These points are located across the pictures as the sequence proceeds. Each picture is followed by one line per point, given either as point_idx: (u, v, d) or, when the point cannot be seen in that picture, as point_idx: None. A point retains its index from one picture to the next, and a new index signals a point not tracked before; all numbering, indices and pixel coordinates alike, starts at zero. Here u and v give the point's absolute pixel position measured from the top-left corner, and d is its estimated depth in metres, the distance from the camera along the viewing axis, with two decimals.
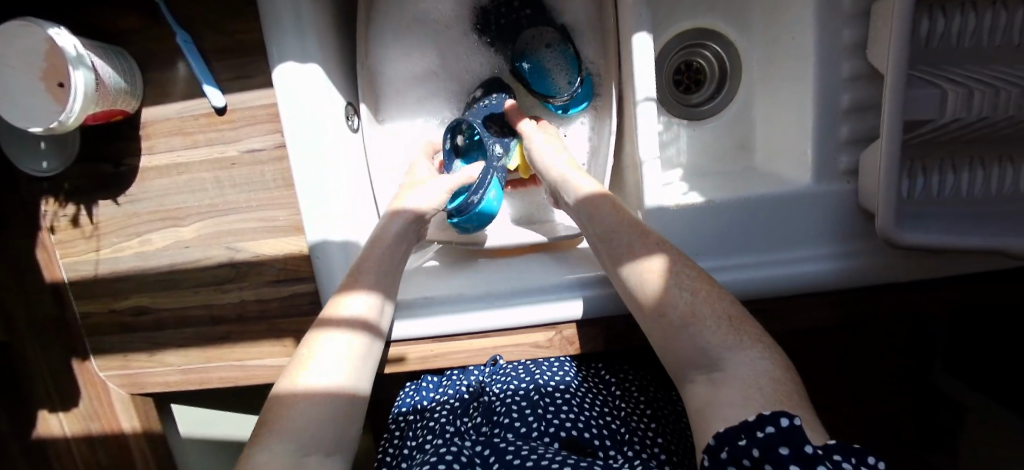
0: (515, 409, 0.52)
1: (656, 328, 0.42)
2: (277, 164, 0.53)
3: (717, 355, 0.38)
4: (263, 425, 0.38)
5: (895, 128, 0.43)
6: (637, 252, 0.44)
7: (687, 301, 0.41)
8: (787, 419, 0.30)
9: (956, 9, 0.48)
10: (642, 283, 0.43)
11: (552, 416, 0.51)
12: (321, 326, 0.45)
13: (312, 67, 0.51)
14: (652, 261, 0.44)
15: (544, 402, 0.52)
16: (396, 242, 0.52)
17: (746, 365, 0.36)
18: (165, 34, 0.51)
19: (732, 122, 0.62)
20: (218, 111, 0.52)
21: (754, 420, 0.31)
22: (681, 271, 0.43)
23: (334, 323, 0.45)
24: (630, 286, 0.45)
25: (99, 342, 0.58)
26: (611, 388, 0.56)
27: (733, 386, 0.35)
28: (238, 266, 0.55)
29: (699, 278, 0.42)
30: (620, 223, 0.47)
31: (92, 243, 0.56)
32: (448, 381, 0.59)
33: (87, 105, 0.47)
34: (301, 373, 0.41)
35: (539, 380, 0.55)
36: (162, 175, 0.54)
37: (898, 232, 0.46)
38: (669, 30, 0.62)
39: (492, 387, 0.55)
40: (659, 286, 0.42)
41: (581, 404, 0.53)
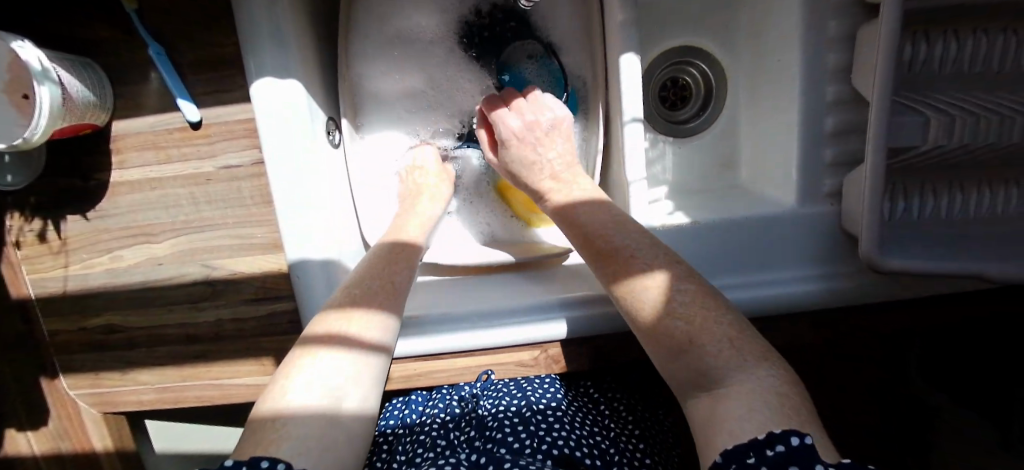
0: (507, 426, 0.52)
1: (662, 356, 0.39)
2: (255, 180, 0.52)
3: (726, 380, 0.35)
4: (252, 446, 0.32)
5: (879, 154, 0.43)
6: (636, 274, 0.41)
7: (683, 329, 0.38)
8: (798, 437, 0.28)
9: (939, 37, 0.48)
10: (642, 312, 0.40)
11: (544, 433, 0.51)
12: (308, 343, 0.40)
13: (291, 82, 0.49)
14: (646, 293, 0.40)
15: (536, 419, 0.52)
16: (385, 263, 0.49)
17: (752, 385, 0.34)
18: (136, 45, 0.49)
19: (717, 140, 0.62)
20: (193, 125, 0.51)
21: (762, 438, 0.29)
22: (670, 297, 0.39)
23: (328, 339, 0.40)
24: (630, 305, 0.41)
25: (69, 361, 0.56)
26: (600, 408, 0.56)
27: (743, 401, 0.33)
28: (215, 284, 0.54)
29: (693, 298, 0.39)
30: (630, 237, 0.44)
31: (60, 259, 0.54)
32: (437, 396, 0.59)
33: (53, 121, 0.44)
34: (288, 391, 0.36)
35: (532, 398, 0.55)
36: (134, 190, 0.52)
37: (880, 257, 0.46)
38: (656, 48, 0.61)
39: (484, 402, 0.55)
40: (659, 316, 0.39)
41: (573, 422, 0.53)
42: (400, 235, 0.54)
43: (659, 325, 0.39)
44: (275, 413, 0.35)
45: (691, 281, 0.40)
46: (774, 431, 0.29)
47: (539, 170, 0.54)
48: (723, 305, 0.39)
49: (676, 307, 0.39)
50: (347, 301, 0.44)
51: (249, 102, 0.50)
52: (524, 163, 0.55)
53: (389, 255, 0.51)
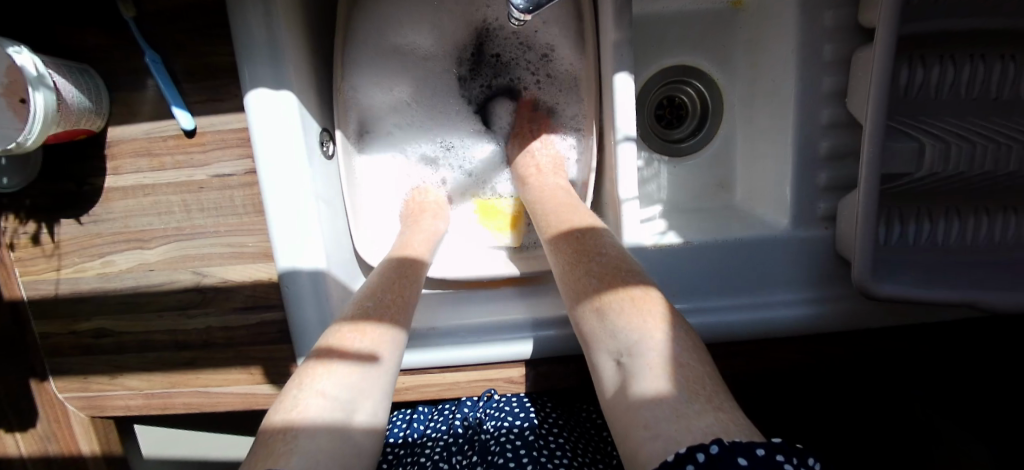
0: (509, 449, 0.50)
1: (580, 317, 0.37)
2: (247, 189, 0.52)
3: (624, 335, 0.33)
4: (263, 463, 0.30)
5: (873, 179, 0.42)
6: (572, 240, 0.43)
7: (596, 285, 0.37)
8: (702, 451, 0.25)
9: (936, 61, 0.48)
10: (569, 270, 0.41)
11: (545, 460, 0.49)
12: (325, 357, 0.38)
13: (287, 93, 0.49)
14: (574, 257, 0.41)
15: (539, 445, 0.51)
16: (397, 280, 0.48)
17: (648, 346, 0.32)
18: (133, 53, 0.50)
19: (713, 158, 0.61)
20: (187, 133, 0.51)
21: (673, 458, 0.26)
22: (591, 261, 0.40)
23: (344, 353, 0.38)
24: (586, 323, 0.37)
25: (58, 364, 0.56)
26: (604, 434, 0.55)
27: (638, 369, 0.31)
28: (205, 291, 0.54)
29: (611, 262, 0.39)
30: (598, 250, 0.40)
31: (53, 262, 0.54)
32: (440, 416, 0.58)
33: (48, 126, 0.44)
34: (302, 405, 0.34)
35: (534, 420, 0.53)
36: (127, 195, 0.53)
37: (874, 283, 0.45)
38: (653, 65, 0.60)
39: (487, 424, 0.53)
40: (582, 278, 0.39)
41: (575, 448, 0.51)
42: (399, 251, 0.53)
43: (580, 284, 0.39)
44: (287, 426, 0.33)
45: (617, 249, 0.40)
46: (682, 446, 0.26)
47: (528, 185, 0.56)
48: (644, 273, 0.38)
49: (595, 268, 0.39)
50: (360, 315, 0.42)
51: (243, 111, 0.50)
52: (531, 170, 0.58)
53: (403, 273, 0.49)
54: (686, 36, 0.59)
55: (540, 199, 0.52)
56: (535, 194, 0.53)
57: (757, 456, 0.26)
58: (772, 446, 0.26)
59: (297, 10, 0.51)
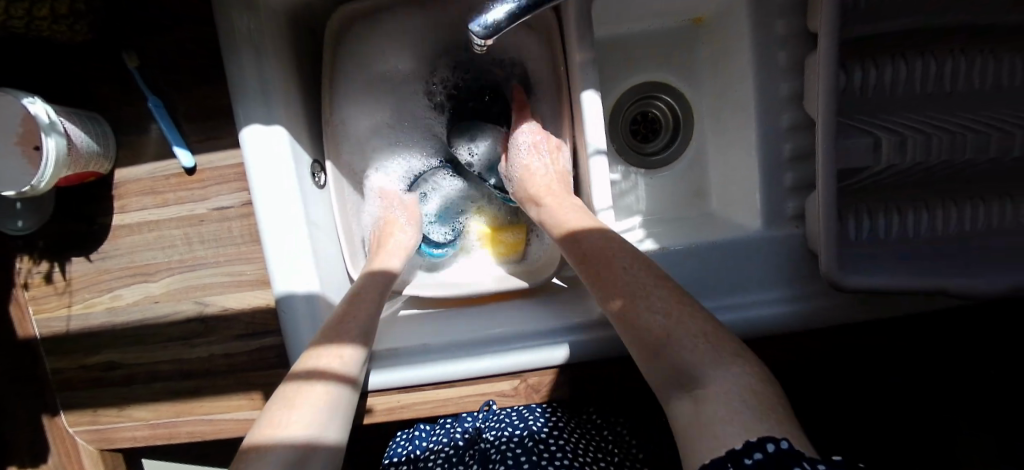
0: (510, 457, 0.55)
1: (638, 344, 0.41)
2: (244, 220, 0.55)
3: (697, 364, 0.37)
4: None
5: (829, 173, 0.45)
6: (619, 269, 0.44)
7: (661, 320, 0.40)
8: (774, 443, 0.30)
9: (886, 60, 0.50)
10: (620, 299, 0.43)
11: (546, 463, 0.54)
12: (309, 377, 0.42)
13: (278, 129, 0.53)
14: (625, 288, 0.43)
15: (537, 449, 0.54)
16: (369, 292, 0.52)
17: (724, 378, 0.35)
18: (137, 100, 0.54)
19: (687, 168, 0.64)
20: (188, 171, 0.55)
21: (740, 449, 0.30)
22: (649, 293, 0.42)
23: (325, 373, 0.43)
24: (644, 348, 0.40)
25: (69, 397, 0.59)
26: (604, 433, 0.58)
27: (710, 396, 0.35)
28: (207, 320, 0.57)
29: (670, 295, 0.41)
30: (639, 275, 0.44)
31: (64, 299, 0.57)
32: (441, 430, 0.61)
33: (59, 169, 0.48)
34: (282, 423, 0.39)
35: (533, 427, 0.56)
36: (133, 232, 0.56)
37: (841, 275, 0.47)
38: (622, 84, 0.64)
39: (487, 434, 0.57)
40: (633, 307, 0.41)
41: (575, 450, 0.55)
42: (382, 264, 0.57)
43: (633, 313, 0.41)
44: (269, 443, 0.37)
45: (654, 274, 0.44)
46: (750, 438, 0.31)
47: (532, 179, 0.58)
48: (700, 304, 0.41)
49: (637, 293, 0.42)
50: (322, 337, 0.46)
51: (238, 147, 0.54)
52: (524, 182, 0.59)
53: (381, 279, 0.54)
54: (652, 55, 0.63)
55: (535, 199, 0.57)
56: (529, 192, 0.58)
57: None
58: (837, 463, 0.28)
59: (285, 53, 0.56)
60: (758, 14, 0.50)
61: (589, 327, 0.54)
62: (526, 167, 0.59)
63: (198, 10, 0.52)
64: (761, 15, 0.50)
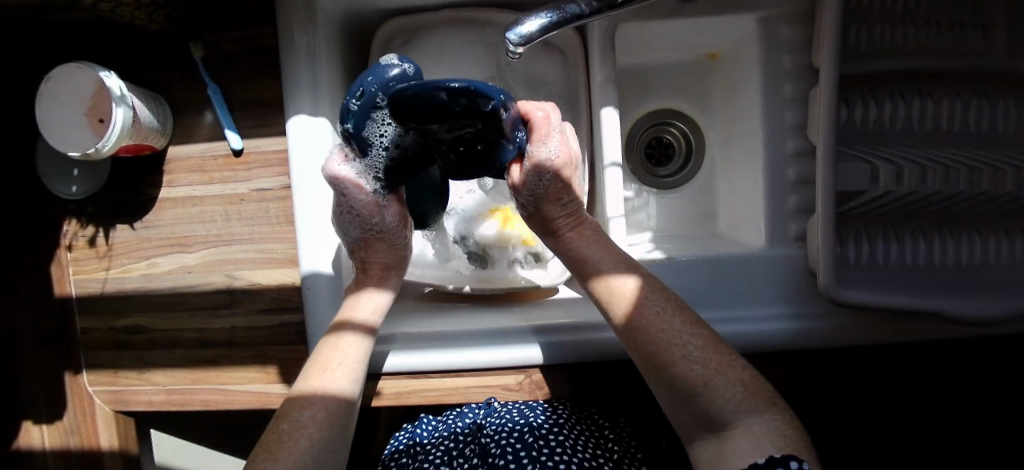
0: (510, 451, 0.56)
1: (671, 388, 0.44)
2: (282, 202, 0.59)
3: (731, 408, 0.41)
4: (268, 445, 0.44)
5: (827, 197, 0.49)
6: (653, 313, 0.45)
7: (698, 365, 0.43)
8: (795, 461, 0.35)
9: (886, 96, 0.56)
10: (656, 347, 0.44)
11: (546, 458, 0.55)
12: (341, 332, 0.51)
13: (322, 121, 0.57)
14: (661, 336, 0.44)
15: (538, 444, 0.56)
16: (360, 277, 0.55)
17: (756, 421, 0.40)
18: (199, 85, 0.59)
19: (698, 191, 0.68)
20: (235, 152, 0.59)
21: (764, 463, 0.36)
22: (686, 341, 0.44)
23: (358, 326, 0.52)
24: (678, 391, 0.43)
25: (92, 358, 0.61)
26: (605, 432, 0.59)
27: (742, 434, 0.40)
28: (235, 293, 0.60)
29: (707, 343, 0.44)
30: (671, 320, 0.45)
31: (103, 263, 0.61)
32: (442, 423, 0.63)
33: (122, 137, 0.53)
34: (324, 375, 0.49)
35: (534, 423, 0.58)
36: (177, 205, 0.60)
37: (840, 290, 0.50)
38: (640, 108, 0.69)
39: (488, 428, 0.59)
40: (667, 350, 0.44)
41: (574, 446, 0.56)
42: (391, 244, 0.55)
43: (670, 357, 0.43)
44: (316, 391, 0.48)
45: (685, 314, 0.45)
46: (773, 455, 0.36)
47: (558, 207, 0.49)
48: (732, 349, 0.45)
49: (670, 341, 0.44)
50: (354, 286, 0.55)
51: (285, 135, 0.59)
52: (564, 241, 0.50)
53: (383, 252, 0.55)
54: (669, 84, 0.68)
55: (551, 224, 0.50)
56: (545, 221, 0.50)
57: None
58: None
59: (338, 55, 0.61)
60: (769, 51, 0.55)
61: (591, 327, 0.58)
62: (550, 198, 0.49)
63: (264, 10, 0.58)
64: (771, 52, 0.55)
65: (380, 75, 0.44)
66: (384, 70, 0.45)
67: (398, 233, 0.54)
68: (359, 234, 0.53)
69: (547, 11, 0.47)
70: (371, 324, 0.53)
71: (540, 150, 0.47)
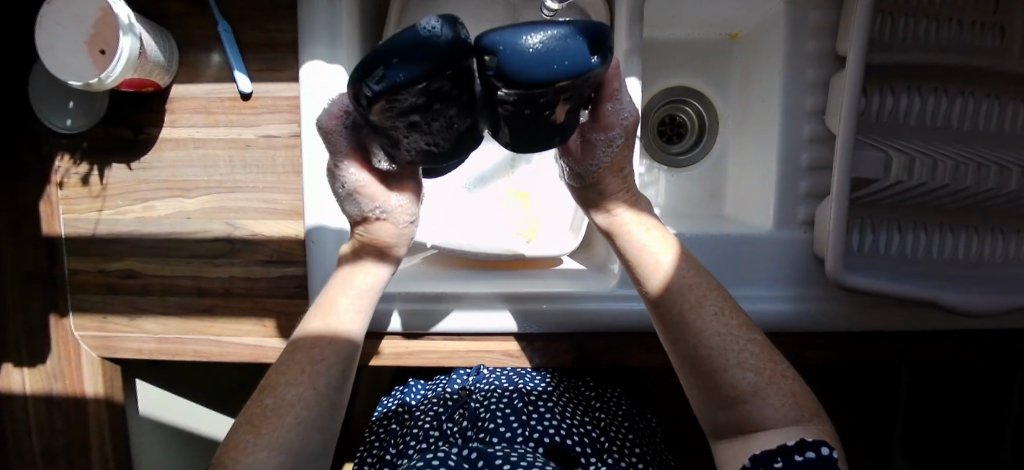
0: (500, 416, 0.55)
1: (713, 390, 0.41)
2: (289, 151, 0.57)
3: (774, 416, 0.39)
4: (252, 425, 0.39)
5: (843, 183, 0.49)
6: (716, 319, 0.42)
7: (751, 370, 0.40)
8: (826, 448, 0.35)
9: (903, 90, 0.56)
10: (706, 348, 0.41)
11: (535, 423, 0.55)
12: (359, 260, 0.47)
13: (339, 69, 0.56)
14: (715, 337, 0.42)
15: (527, 409, 0.55)
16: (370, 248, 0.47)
17: (799, 429, 0.38)
18: (210, 23, 0.57)
19: (707, 171, 0.69)
20: (243, 96, 0.57)
21: (793, 444, 0.36)
22: (741, 346, 0.41)
23: (381, 256, 0.47)
24: (720, 392, 0.41)
25: (80, 301, 0.59)
26: (591, 401, 0.60)
27: (781, 437, 0.38)
28: (234, 242, 0.58)
29: (760, 350, 0.42)
30: (725, 320, 0.42)
31: (96, 202, 0.58)
32: (434, 386, 0.63)
33: (127, 69, 0.50)
34: (332, 311, 0.45)
35: (523, 388, 0.58)
36: (178, 147, 0.58)
37: (845, 274, 0.51)
38: (658, 83, 0.68)
39: (476, 394, 0.58)
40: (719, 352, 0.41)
41: (563, 413, 0.56)
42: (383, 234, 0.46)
43: (724, 360, 0.41)
44: (322, 336, 0.44)
45: (741, 317, 0.43)
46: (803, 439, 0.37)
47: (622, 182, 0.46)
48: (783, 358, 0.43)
49: (724, 343, 0.41)
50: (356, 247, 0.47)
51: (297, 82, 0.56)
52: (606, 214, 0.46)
53: (377, 236, 0.46)
54: (688, 63, 0.67)
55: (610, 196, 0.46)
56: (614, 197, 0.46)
57: None
58: None
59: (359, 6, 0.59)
60: (794, 34, 0.55)
61: (596, 296, 0.57)
62: (613, 168, 0.44)
63: None
64: (796, 34, 0.55)
65: (410, 49, 0.28)
66: (416, 42, 0.28)
67: (405, 214, 0.45)
68: (361, 210, 0.44)
69: None
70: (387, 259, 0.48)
71: (611, 110, 0.39)
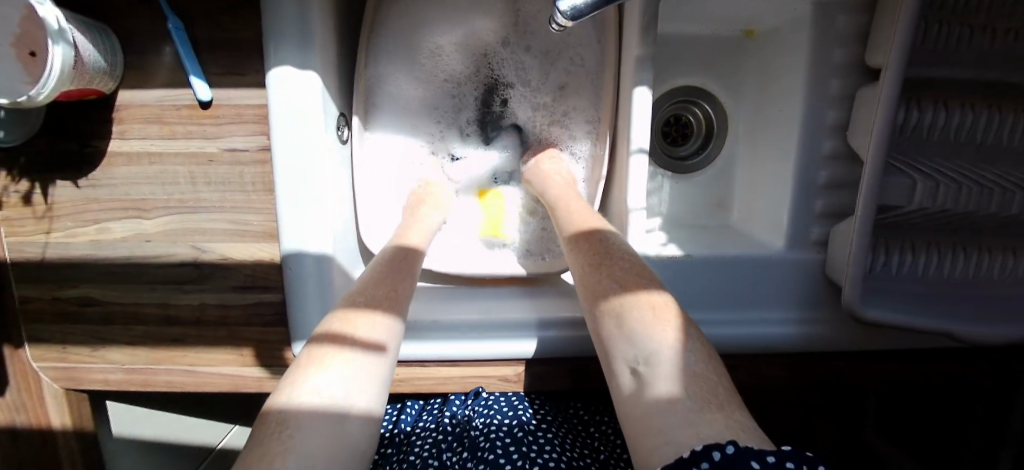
0: (499, 447, 0.53)
1: (598, 324, 0.39)
2: (259, 167, 0.51)
3: (642, 342, 0.35)
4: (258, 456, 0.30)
5: (868, 211, 0.45)
6: (606, 267, 0.42)
7: (615, 292, 0.39)
8: (719, 451, 0.26)
9: (930, 106, 0.51)
10: (596, 294, 0.40)
11: (535, 455, 0.52)
12: (342, 340, 0.38)
13: (311, 75, 0.49)
14: (594, 258, 0.43)
15: (527, 440, 0.54)
16: (395, 267, 0.48)
17: (664, 355, 0.34)
18: (157, 18, 0.49)
19: (714, 178, 0.64)
20: (202, 104, 0.50)
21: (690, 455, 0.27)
22: (613, 264, 0.42)
23: (350, 337, 0.38)
24: (600, 320, 0.39)
25: (37, 330, 0.54)
26: (590, 430, 0.58)
27: (652, 367, 0.33)
28: (203, 267, 0.53)
29: (634, 268, 0.41)
30: (615, 248, 0.44)
31: (42, 224, 0.52)
32: (429, 409, 0.61)
33: (62, 82, 0.43)
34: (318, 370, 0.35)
35: (522, 417, 0.56)
36: (131, 162, 0.51)
37: (861, 307, 0.48)
38: (664, 85, 0.63)
39: (476, 421, 0.56)
40: (605, 307, 0.39)
41: (563, 444, 0.55)
42: (405, 241, 0.52)
43: (605, 315, 0.38)
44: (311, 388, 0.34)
45: (636, 260, 0.42)
46: (697, 448, 0.27)
47: (561, 184, 0.56)
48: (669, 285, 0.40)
49: (614, 273, 0.41)
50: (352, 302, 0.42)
51: (263, 88, 0.50)
52: (537, 176, 0.58)
53: (394, 263, 0.48)
54: (698, 60, 0.62)
55: (566, 207, 0.52)
56: (551, 180, 0.56)
57: (772, 459, 0.26)
58: (783, 454, 0.26)
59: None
60: (820, 38, 0.50)
61: None
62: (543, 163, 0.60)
63: None
64: (824, 40, 0.50)
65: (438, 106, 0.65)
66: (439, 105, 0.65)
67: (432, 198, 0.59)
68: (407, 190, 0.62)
69: None
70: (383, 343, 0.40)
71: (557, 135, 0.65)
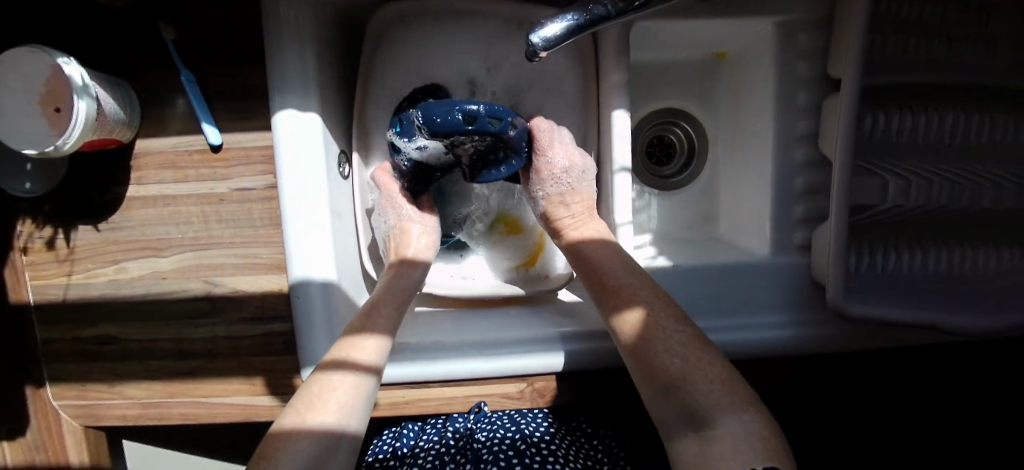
0: (503, 458, 0.55)
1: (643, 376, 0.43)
2: (266, 203, 0.55)
3: (703, 406, 0.39)
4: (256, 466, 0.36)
5: (841, 214, 0.47)
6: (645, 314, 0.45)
7: (678, 367, 0.41)
8: None
9: (895, 110, 0.54)
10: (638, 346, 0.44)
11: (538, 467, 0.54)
12: (338, 368, 0.43)
13: (313, 116, 0.53)
14: (634, 298, 0.46)
15: (530, 452, 0.55)
16: (394, 291, 0.52)
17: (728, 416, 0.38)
18: (172, 72, 0.53)
19: (699, 193, 0.67)
20: (213, 148, 0.54)
21: None
22: (655, 312, 0.45)
23: (353, 365, 0.43)
24: (636, 362, 0.43)
25: (59, 369, 0.56)
26: (593, 441, 0.59)
27: (720, 433, 0.37)
28: (215, 301, 0.56)
29: (690, 340, 0.43)
30: (627, 275, 0.48)
31: (64, 267, 0.55)
32: (431, 427, 0.61)
33: (86, 132, 0.47)
34: (317, 400, 0.41)
35: (525, 430, 0.57)
36: (147, 205, 0.55)
37: (846, 304, 0.50)
38: (645, 108, 0.67)
39: (478, 435, 0.57)
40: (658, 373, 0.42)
41: (566, 455, 0.56)
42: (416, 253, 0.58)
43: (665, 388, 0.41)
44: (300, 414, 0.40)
45: (659, 300, 0.46)
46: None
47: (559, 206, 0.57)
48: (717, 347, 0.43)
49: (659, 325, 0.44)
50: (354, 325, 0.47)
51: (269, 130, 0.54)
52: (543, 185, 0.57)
53: (395, 289, 0.52)
54: (675, 83, 0.66)
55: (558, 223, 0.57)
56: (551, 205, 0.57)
57: None
58: None
59: (326, 48, 0.56)
60: (783, 56, 0.54)
61: (598, 335, 0.56)
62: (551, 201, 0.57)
63: None
64: (786, 57, 0.54)
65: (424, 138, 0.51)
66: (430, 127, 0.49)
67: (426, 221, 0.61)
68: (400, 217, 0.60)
69: (571, 13, 0.43)
70: (369, 365, 0.44)
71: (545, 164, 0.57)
